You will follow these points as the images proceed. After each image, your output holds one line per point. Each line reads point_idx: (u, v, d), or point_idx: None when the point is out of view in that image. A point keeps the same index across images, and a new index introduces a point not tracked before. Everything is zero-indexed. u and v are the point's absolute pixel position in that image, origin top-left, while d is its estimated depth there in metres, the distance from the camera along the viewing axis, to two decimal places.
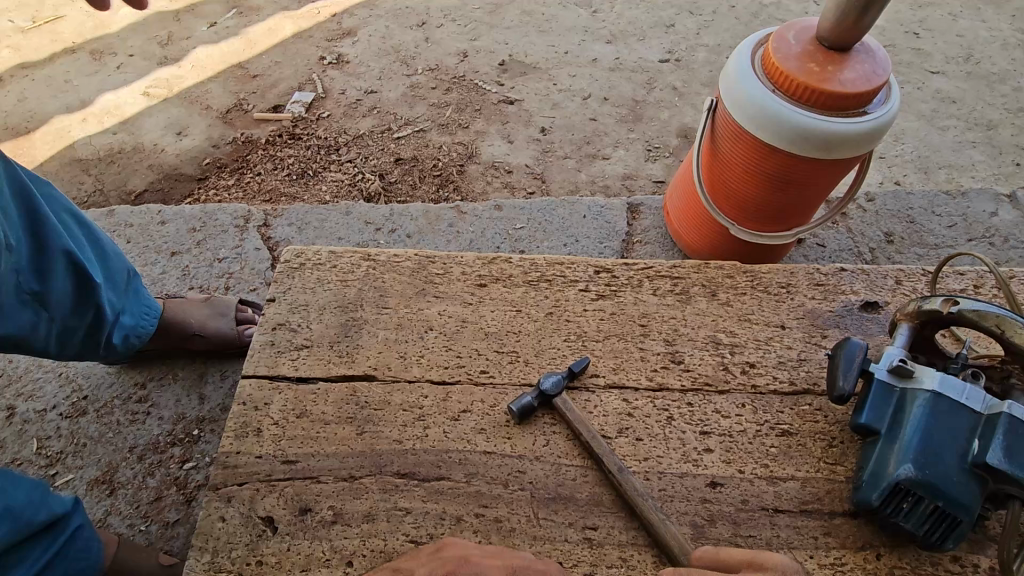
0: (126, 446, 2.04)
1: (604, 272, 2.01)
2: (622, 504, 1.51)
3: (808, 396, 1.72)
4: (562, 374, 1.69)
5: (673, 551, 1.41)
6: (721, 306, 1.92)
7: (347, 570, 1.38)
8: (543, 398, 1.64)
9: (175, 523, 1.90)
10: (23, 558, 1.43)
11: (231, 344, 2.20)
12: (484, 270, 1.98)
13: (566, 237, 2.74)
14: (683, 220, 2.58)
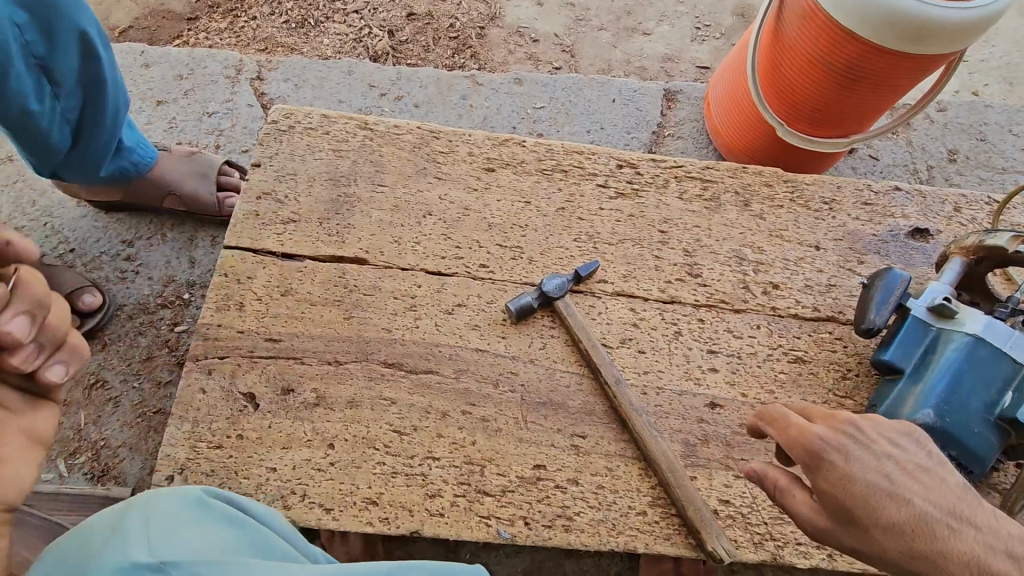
0: (116, 303, 2.00)
1: (628, 167, 1.78)
2: (615, 415, 1.45)
3: (830, 324, 1.60)
4: (568, 277, 1.56)
5: (661, 467, 1.38)
6: (754, 218, 1.72)
7: (329, 452, 1.36)
8: (545, 299, 1.53)
9: (167, 383, 1.90)
10: None
11: (209, 208, 2.07)
12: (494, 152, 1.76)
13: (590, 123, 2.46)
14: (727, 114, 2.26)
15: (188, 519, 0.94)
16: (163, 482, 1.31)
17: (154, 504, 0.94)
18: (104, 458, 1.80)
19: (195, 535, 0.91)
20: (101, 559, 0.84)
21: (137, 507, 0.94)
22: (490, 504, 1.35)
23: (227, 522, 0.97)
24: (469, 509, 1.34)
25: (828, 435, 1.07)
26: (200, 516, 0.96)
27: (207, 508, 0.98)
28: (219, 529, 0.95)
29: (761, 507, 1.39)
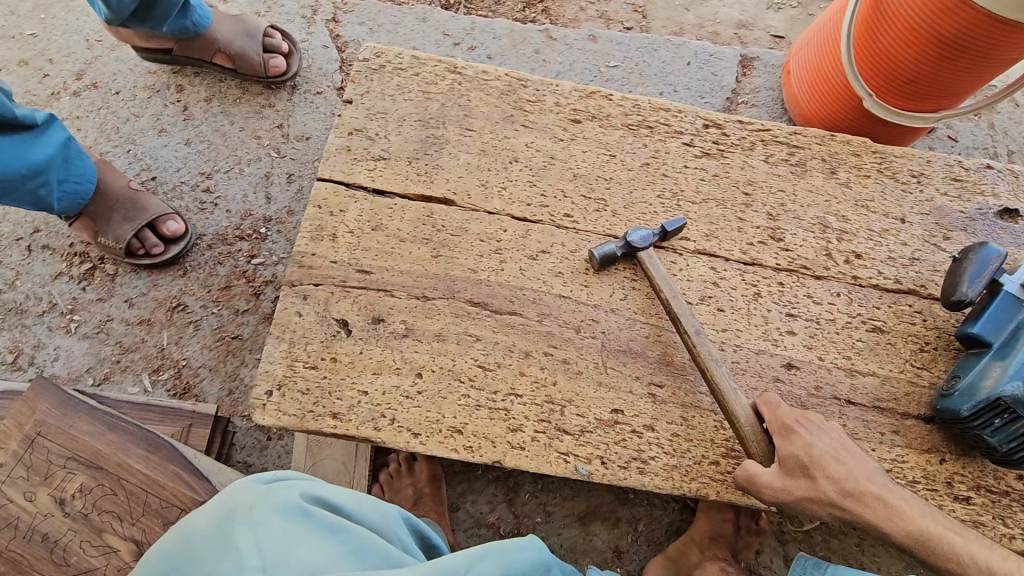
0: (197, 231, 2.06)
1: (714, 127, 1.75)
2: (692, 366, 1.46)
3: (910, 297, 1.60)
4: (655, 231, 1.55)
5: None
6: (840, 186, 1.70)
7: (417, 380, 1.42)
8: (629, 251, 1.53)
9: (244, 312, 1.97)
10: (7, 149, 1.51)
11: (257, 70, 2.21)
12: (581, 103, 1.75)
13: (663, 85, 2.43)
14: (807, 82, 2.20)
15: (298, 532, 0.83)
16: (262, 396, 1.38)
17: (258, 512, 0.83)
18: (186, 377, 1.89)
19: (309, 550, 0.81)
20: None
21: (245, 510, 0.85)
22: (569, 442, 1.40)
23: (333, 534, 0.86)
24: (549, 445, 1.39)
25: (791, 423, 1.32)
26: (308, 528, 0.85)
27: (314, 516, 0.86)
28: (329, 544, 0.84)
29: None
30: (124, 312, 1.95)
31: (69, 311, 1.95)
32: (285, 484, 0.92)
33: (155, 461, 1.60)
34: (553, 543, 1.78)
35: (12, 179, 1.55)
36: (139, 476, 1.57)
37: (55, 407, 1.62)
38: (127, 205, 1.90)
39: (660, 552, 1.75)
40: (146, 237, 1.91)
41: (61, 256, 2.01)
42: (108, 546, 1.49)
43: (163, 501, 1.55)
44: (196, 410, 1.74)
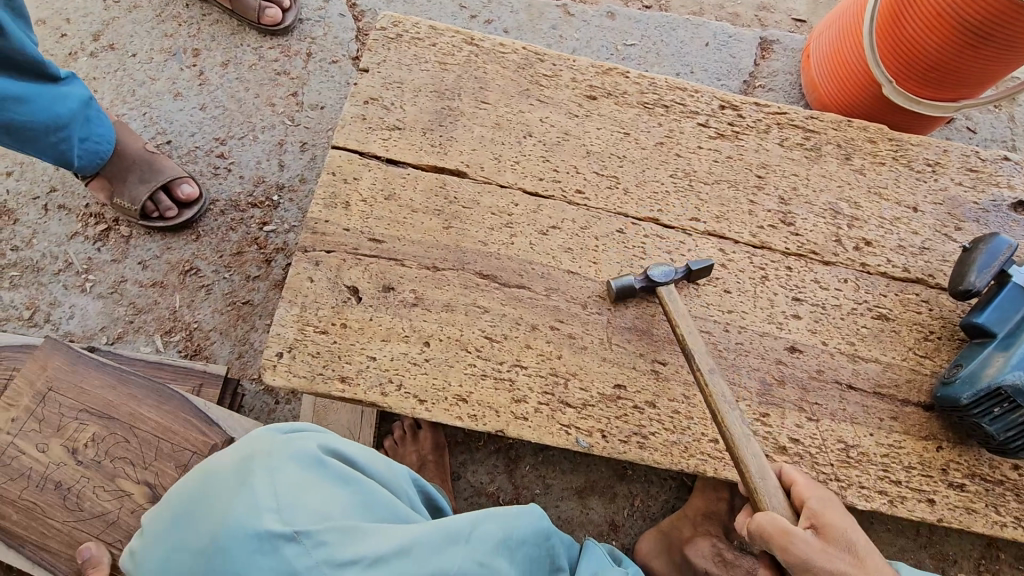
0: (210, 196, 2.08)
1: (730, 109, 1.74)
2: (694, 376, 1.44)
3: (918, 286, 1.60)
4: (680, 270, 1.49)
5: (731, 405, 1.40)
6: (854, 172, 1.69)
7: (424, 349, 1.44)
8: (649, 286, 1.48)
9: (255, 278, 1.99)
10: (36, 99, 1.53)
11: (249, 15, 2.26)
12: (597, 80, 1.74)
13: (680, 65, 2.40)
14: (826, 66, 2.17)
15: (310, 478, 0.93)
16: (273, 358, 1.41)
17: (276, 460, 0.93)
18: (197, 339, 1.92)
19: (319, 497, 0.92)
20: (236, 511, 0.87)
21: (264, 453, 0.95)
22: (571, 415, 1.42)
23: (344, 483, 0.97)
24: (552, 416, 1.42)
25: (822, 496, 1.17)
26: (321, 476, 0.95)
27: (326, 465, 0.97)
28: (338, 491, 0.95)
29: (829, 449, 1.44)
30: (137, 274, 1.98)
31: (85, 270, 1.98)
32: (303, 433, 1.01)
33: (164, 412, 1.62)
34: (551, 513, 1.82)
35: (35, 129, 1.57)
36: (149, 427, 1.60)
37: (64, 362, 1.65)
38: (143, 166, 1.94)
39: (655, 527, 1.78)
40: (160, 199, 1.94)
41: (77, 216, 2.03)
42: (121, 490, 1.55)
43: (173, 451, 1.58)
44: (207, 370, 1.77)
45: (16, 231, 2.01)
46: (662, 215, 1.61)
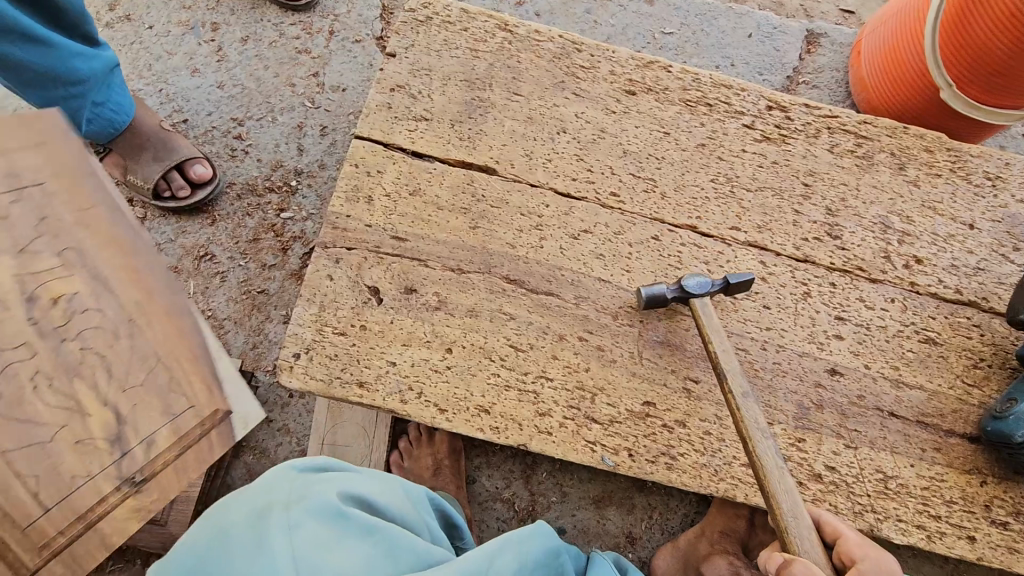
0: (227, 179, 2.01)
1: (778, 110, 1.63)
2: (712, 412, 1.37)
3: (969, 309, 1.51)
4: (716, 282, 1.37)
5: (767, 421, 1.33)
6: (907, 184, 1.58)
7: (446, 355, 1.38)
8: (681, 296, 1.37)
9: (271, 267, 1.94)
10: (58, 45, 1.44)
11: None
12: (637, 74, 1.63)
13: (721, 57, 2.27)
14: (879, 63, 2.03)
15: (332, 534, 0.91)
16: (290, 359, 1.35)
17: (295, 514, 0.92)
18: (211, 328, 1.88)
19: (342, 552, 0.90)
20: (254, 571, 0.86)
21: (280, 515, 0.92)
22: (597, 432, 1.36)
23: (366, 535, 0.95)
24: (577, 432, 1.36)
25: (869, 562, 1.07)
26: (342, 529, 0.93)
27: (347, 517, 0.94)
28: (361, 544, 0.92)
29: (866, 480, 1.37)
30: None
31: None
32: (324, 481, 1.00)
33: (126, 377, 1.00)
34: (567, 522, 1.77)
35: (39, 71, 1.45)
36: (38, 292, 0.93)
37: None
38: (157, 144, 1.87)
39: (672, 541, 1.73)
40: (172, 177, 1.88)
41: None
42: None
43: (92, 376, 0.97)
44: None
45: None
46: (700, 223, 1.52)
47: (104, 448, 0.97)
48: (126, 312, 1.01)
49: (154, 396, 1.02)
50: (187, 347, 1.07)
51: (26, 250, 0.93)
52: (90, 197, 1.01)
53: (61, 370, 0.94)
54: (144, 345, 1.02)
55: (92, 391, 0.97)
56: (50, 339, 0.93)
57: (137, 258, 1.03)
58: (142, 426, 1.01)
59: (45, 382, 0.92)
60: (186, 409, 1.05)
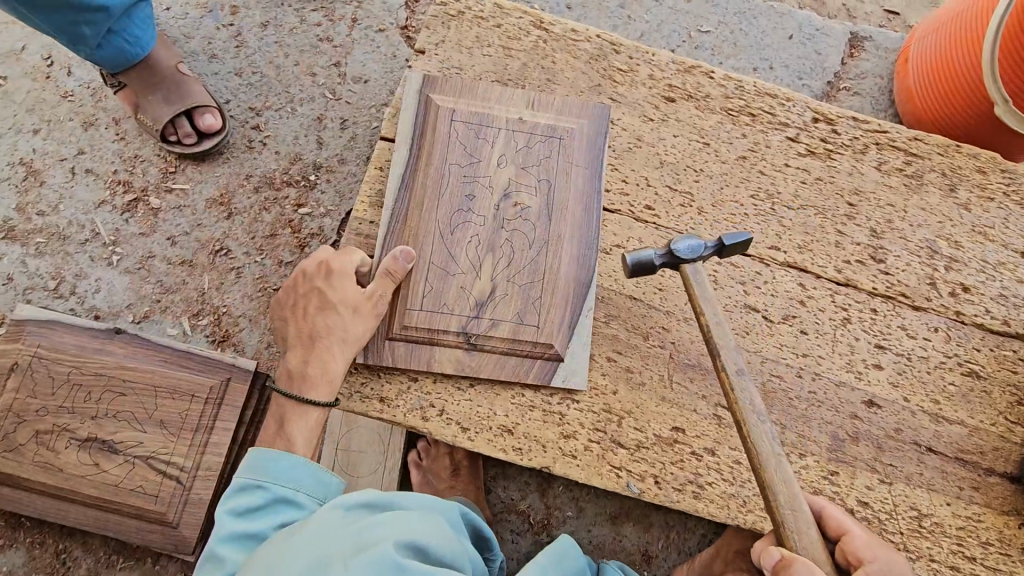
0: (244, 171, 1.95)
1: (824, 122, 1.55)
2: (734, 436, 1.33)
3: (1016, 342, 1.44)
4: (709, 244, 1.22)
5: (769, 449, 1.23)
6: (957, 207, 1.50)
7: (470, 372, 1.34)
8: (668, 262, 1.23)
9: (288, 264, 1.89)
10: None
11: None
12: (677, 79, 1.55)
13: (759, 59, 2.17)
14: (929, 79, 1.93)
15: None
16: None
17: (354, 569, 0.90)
18: (226, 324, 1.84)
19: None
20: None
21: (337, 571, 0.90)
22: (623, 457, 1.31)
23: None
24: (602, 456, 1.31)
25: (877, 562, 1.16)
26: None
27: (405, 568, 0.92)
28: None
29: (900, 517, 1.32)
30: (166, 251, 1.88)
31: (112, 242, 1.88)
32: (378, 526, 0.98)
33: (480, 261, 1.35)
34: (582, 538, 1.74)
35: None
36: (438, 184, 1.39)
37: (74, 331, 1.63)
38: (171, 84, 1.86)
39: (688, 562, 1.70)
40: (180, 123, 1.87)
41: (105, 182, 1.93)
42: (127, 460, 1.56)
43: (444, 253, 1.35)
44: (236, 364, 1.63)
45: (42, 194, 1.91)
46: None
47: (419, 268, 1.34)
48: (550, 229, 1.38)
49: (487, 232, 1.37)
50: (568, 258, 1.37)
51: (493, 190, 1.40)
52: (580, 182, 1.42)
53: (422, 217, 1.37)
54: (534, 229, 1.38)
55: (439, 247, 1.35)
56: (440, 160, 1.40)
57: (584, 192, 1.41)
58: (452, 302, 1.32)
59: (413, 213, 1.37)
60: (507, 316, 1.33)
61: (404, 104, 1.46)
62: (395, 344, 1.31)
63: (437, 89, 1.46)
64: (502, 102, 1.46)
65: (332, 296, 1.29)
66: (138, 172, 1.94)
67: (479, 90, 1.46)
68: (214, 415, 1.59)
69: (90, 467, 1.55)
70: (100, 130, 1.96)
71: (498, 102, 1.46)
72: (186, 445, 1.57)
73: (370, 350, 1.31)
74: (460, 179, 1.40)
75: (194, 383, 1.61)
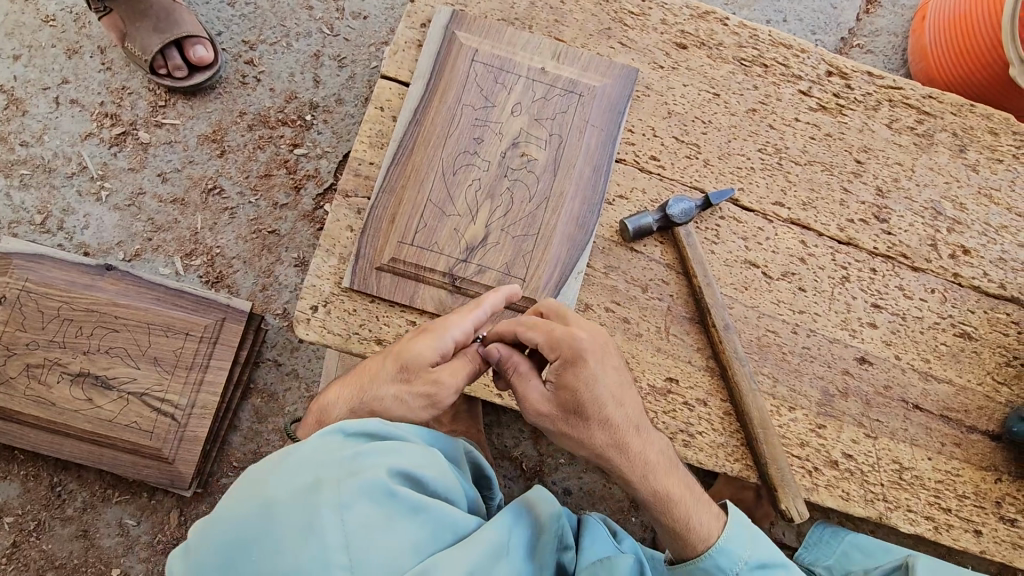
0: (237, 108, 1.88)
1: (838, 76, 1.50)
2: (728, 390, 1.35)
3: (1009, 305, 1.46)
4: (697, 202, 1.36)
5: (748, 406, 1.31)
6: (965, 168, 1.49)
7: None
8: (665, 224, 1.36)
9: (283, 207, 1.85)
10: None
11: None
12: (690, 25, 1.48)
13: (772, 12, 2.11)
14: (946, 36, 1.87)
15: (382, 516, 0.91)
16: (306, 311, 1.30)
17: (349, 493, 0.89)
18: (219, 266, 1.81)
19: (388, 537, 0.90)
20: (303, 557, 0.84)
21: (330, 494, 0.88)
22: None
23: (413, 514, 0.95)
24: None
25: (540, 330, 1.13)
26: (391, 511, 0.92)
27: (398, 497, 0.93)
28: (408, 525, 0.93)
29: (882, 469, 1.36)
30: (156, 188, 1.83)
31: (100, 177, 1.83)
32: (375, 455, 0.96)
33: (478, 206, 1.33)
34: (572, 484, 1.79)
35: None
36: (447, 122, 1.35)
37: (62, 266, 1.59)
38: (160, 14, 1.78)
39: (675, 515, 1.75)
40: (170, 54, 1.78)
41: (91, 114, 1.85)
42: (122, 396, 1.56)
43: (443, 193, 1.32)
44: (230, 305, 1.61)
45: (26, 124, 1.84)
46: (742, 195, 1.44)
47: (415, 205, 1.31)
48: (551, 187, 1.35)
49: (488, 179, 1.34)
50: (568, 215, 1.34)
51: (502, 137, 1.36)
52: (587, 141, 1.38)
53: (426, 154, 1.33)
54: (538, 182, 1.34)
55: (439, 187, 1.32)
56: (455, 99, 1.36)
57: (595, 153, 1.38)
58: (442, 243, 1.31)
59: (420, 148, 1.34)
60: (495, 265, 1.31)
61: (427, 37, 1.40)
62: (381, 274, 1.30)
63: (462, 27, 1.39)
64: (527, 49, 1.40)
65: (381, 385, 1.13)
66: (126, 105, 1.86)
67: (506, 35, 1.40)
68: (209, 353, 1.58)
69: (83, 402, 1.55)
70: (84, 58, 1.87)
71: (526, 48, 1.40)
72: (181, 382, 1.57)
73: (356, 274, 1.30)
74: (472, 123, 1.36)
75: (188, 322, 1.59)
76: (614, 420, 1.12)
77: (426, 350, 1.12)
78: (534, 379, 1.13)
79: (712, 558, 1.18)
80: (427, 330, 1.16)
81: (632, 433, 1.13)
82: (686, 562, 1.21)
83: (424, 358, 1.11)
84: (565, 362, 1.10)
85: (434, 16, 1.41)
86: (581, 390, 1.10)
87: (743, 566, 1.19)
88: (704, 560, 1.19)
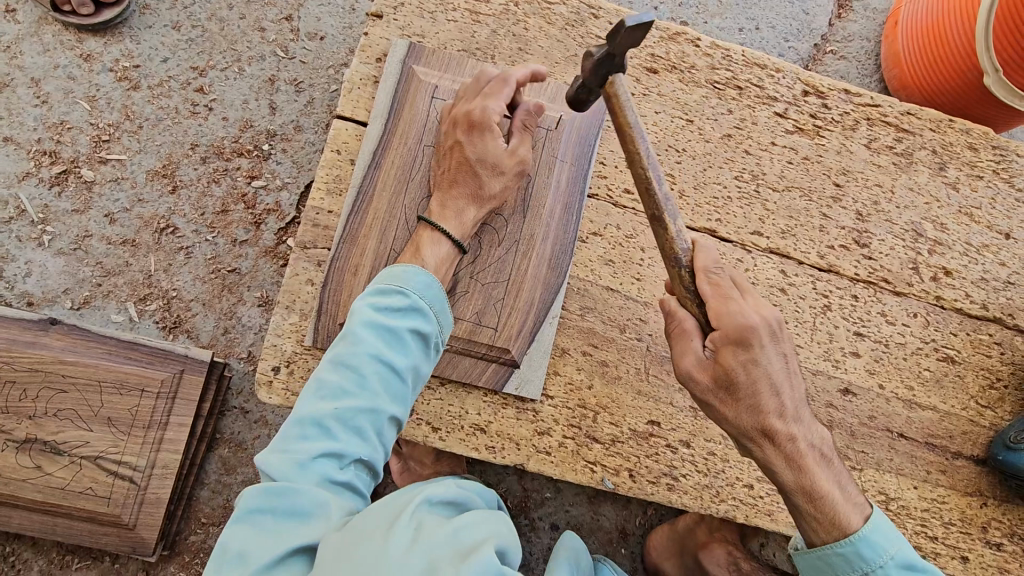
0: (188, 140, 1.77)
1: (814, 95, 1.45)
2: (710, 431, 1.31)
3: (992, 326, 1.44)
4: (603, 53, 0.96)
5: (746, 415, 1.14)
6: (945, 187, 1.46)
7: (442, 381, 1.26)
8: (599, 78, 1.00)
9: (243, 243, 1.75)
10: None
11: None
12: (660, 48, 1.42)
13: (744, 19, 2.06)
14: (917, 47, 1.84)
15: None
16: (268, 373, 1.24)
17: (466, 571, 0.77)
18: (176, 310, 1.71)
19: None
20: None
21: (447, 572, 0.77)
22: (598, 451, 1.29)
23: None
24: (576, 452, 1.29)
25: (711, 294, 1.03)
26: None
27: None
28: None
29: None
30: (104, 229, 1.72)
31: (41, 221, 1.71)
32: (469, 529, 0.86)
33: None
34: (560, 519, 1.75)
35: None
36: (409, 165, 1.27)
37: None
38: None
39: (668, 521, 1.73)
40: None
41: (27, 152, 1.72)
42: (73, 461, 1.46)
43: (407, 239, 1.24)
44: (189, 355, 1.52)
45: None
46: (720, 226, 1.39)
47: (379, 255, 1.24)
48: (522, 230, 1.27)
49: None
50: (540, 257, 1.28)
51: None
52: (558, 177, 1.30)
53: (387, 199, 1.25)
54: (507, 224, 1.27)
55: (403, 233, 1.24)
56: (415, 139, 1.28)
57: (566, 189, 1.30)
58: None
59: (380, 193, 1.26)
60: (466, 315, 1.24)
61: (383, 73, 1.31)
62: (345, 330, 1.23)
63: (420, 61, 1.31)
64: None
65: (482, 182, 1.18)
66: (67, 141, 1.74)
67: (466, 68, 1.32)
68: (168, 410, 1.49)
69: (32, 470, 1.46)
70: (16, 92, 1.74)
71: None
72: (138, 442, 1.47)
73: (319, 330, 1.23)
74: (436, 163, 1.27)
75: (142, 378, 1.49)
76: (762, 406, 1.04)
77: (490, 138, 1.18)
78: (697, 340, 1.05)
79: (853, 545, 1.03)
80: (474, 125, 1.18)
81: (780, 420, 1.05)
82: (817, 545, 1.06)
83: (494, 145, 1.18)
84: (729, 338, 1.02)
85: (391, 50, 1.32)
86: (735, 370, 1.02)
87: (890, 561, 1.02)
88: (841, 545, 1.04)
